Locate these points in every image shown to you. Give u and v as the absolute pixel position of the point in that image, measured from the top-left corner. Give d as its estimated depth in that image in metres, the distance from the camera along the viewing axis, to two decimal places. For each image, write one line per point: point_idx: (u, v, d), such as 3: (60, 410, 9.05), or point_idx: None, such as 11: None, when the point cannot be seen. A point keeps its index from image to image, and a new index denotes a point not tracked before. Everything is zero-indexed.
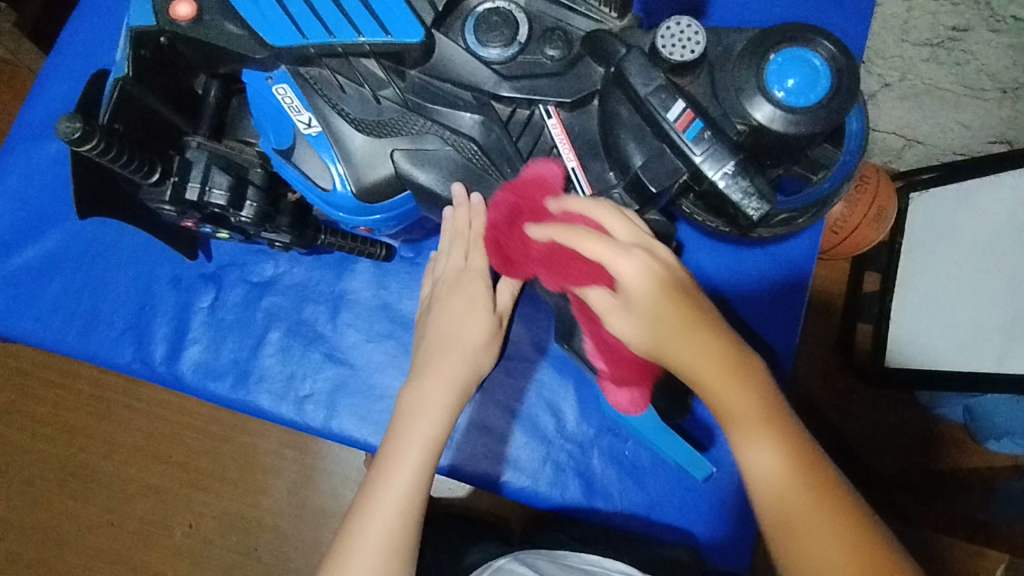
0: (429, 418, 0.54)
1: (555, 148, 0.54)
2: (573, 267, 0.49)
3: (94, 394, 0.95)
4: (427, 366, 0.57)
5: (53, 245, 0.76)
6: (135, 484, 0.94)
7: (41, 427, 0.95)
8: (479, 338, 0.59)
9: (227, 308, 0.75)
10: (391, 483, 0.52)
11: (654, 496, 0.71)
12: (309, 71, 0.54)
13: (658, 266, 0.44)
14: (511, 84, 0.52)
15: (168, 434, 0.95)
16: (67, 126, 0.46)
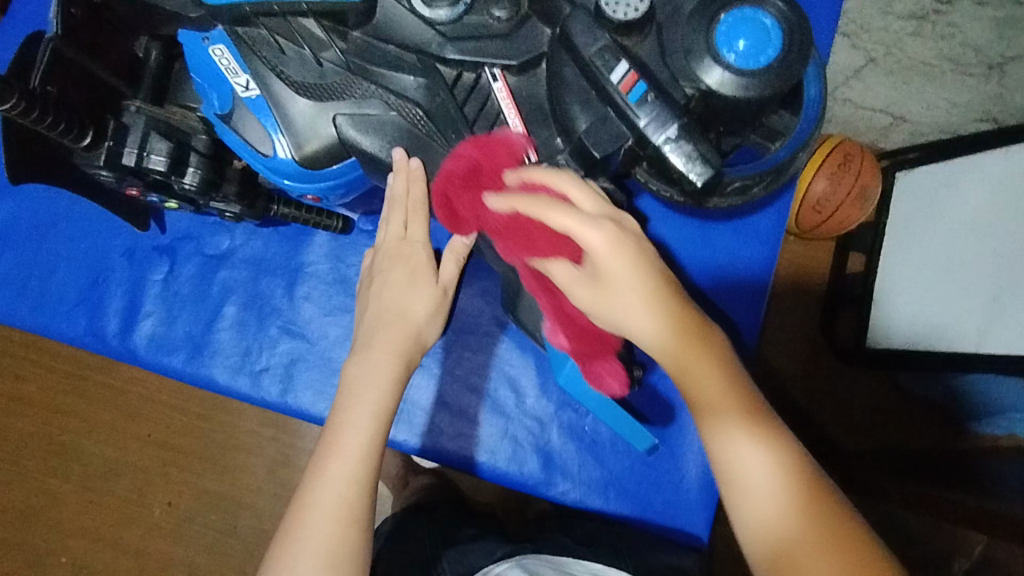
0: (377, 392, 0.53)
1: (501, 113, 0.52)
2: (529, 234, 0.48)
3: (63, 371, 0.94)
4: (373, 338, 0.56)
5: (4, 217, 0.74)
6: (111, 461, 0.94)
7: (15, 405, 0.94)
8: (423, 310, 0.59)
9: (180, 280, 0.74)
10: (338, 455, 0.51)
11: (613, 470, 0.71)
12: (247, 31, 0.52)
13: (627, 240, 0.46)
14: (455, 46, 0.50)
15: (144, 412, 0.94)
16: None
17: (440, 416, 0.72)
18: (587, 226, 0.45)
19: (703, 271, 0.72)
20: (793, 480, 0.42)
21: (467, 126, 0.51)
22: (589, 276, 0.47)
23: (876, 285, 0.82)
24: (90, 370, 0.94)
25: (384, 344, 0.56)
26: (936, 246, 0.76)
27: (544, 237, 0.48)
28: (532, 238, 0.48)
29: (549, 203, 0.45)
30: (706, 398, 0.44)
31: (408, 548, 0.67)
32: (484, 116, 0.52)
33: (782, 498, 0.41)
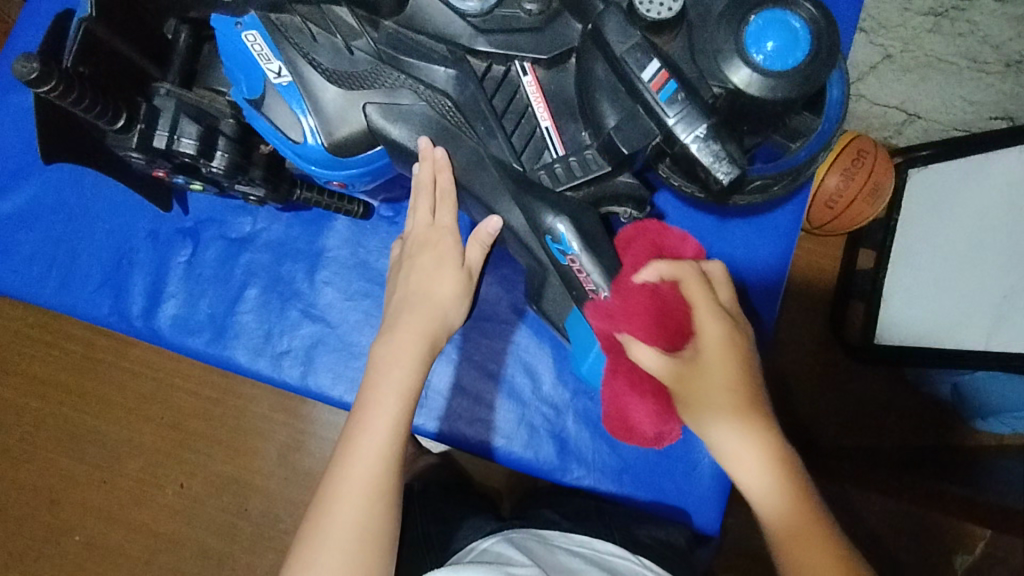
0: (403, 367, 0.54)
1: (529, 107, 0.53)
2: (640, 307, 0.49)
3: (79, 353, 0.96)
4: (397, 322, 0.57)
5: (26, 196, 0.74)
6: (127, 442, 0.96)
7: (33, 385, 0.96)
8: (451, 294, 0.58)
9: (205, 261, 0.74)
10: (365, 436, 0.52)
11: (624, 456, 0.72)
12: (280, 18, 0.53)
13: (734, 343, 0.49)
14: (487, 38, 0.50)
15: (159, 394, 0.96)
16: (24, 65, 0.45)
17: (454, 396, 0.73)
18: (718, 316, 0.49)
19: (721, 265, 0.73)
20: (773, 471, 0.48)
21: (495, 117, 0.52)
22: (694, 355, 0.48)
23: (886, 282, 0.83)
24: (106, 352, 0.96)
25: (405, 325, 0.57)
26: (945, 243, 0.77)
27: (662, 322, 0.49)
28: (637, 312, 0.49)
29: (706, 292, 0.49)
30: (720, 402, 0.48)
31: (422, 528, 0.68)
32: (513, 109, 0.53)
33: (782, 498, 0.47)
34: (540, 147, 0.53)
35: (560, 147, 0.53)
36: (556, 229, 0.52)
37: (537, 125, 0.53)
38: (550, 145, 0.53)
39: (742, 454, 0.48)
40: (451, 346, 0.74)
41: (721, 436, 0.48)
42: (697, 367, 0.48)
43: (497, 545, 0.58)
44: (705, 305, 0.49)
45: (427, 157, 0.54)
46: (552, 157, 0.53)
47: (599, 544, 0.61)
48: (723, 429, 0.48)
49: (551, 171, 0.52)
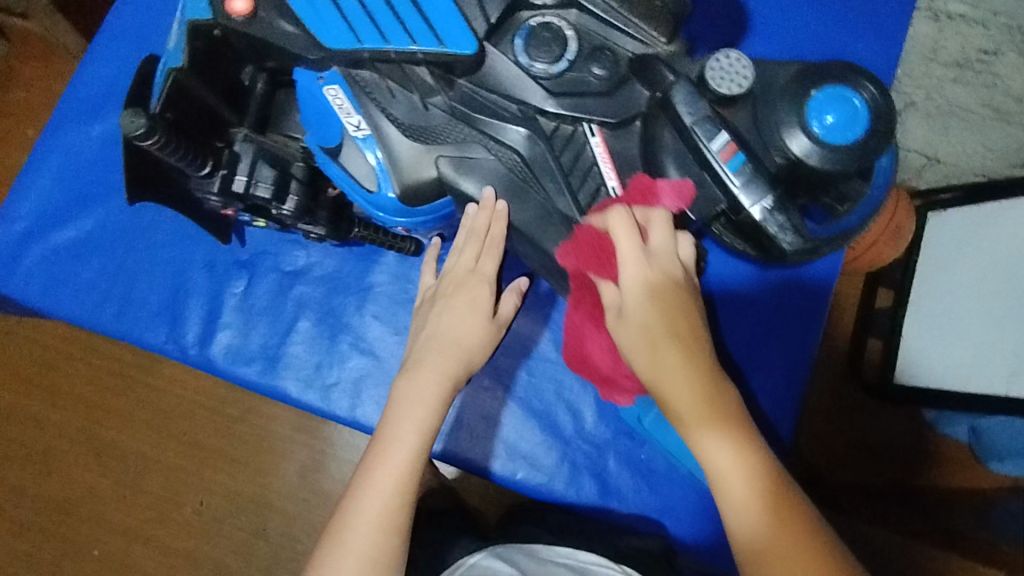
0: (423, 408, 0.57)
1: (596, 164, 0.55)
2: (587, 253, 0.54)
3: (106, 368, 0.98)
4: (424, 356, 0.60)
5: (88, 223, 0.76)
6: (151, 462, 0.97)
7: (61, 399, 0.98)
8: (478, 341, 0.61)
9: (262, 291, 0.76)
10: (387, 465, 0.55)
11: (639, 499, 0.74)
12: (360, 74, 0.56)
13: (660, 278, 0.51)
14: (559, 100, 0.54)
15: (184, 412, 0.97)
16: (132, 123, 0.49)
17: (476, 425, 0.75)
18: (637, 257, 0.51)
19: (763, 311, 0.76)
20: (760, 481, 0.46)
21: (563, 173, 0.55)
22: (620, 309, 0.52)
23: (905, 321, 0.86)
24: (133, 370, 0.98)
25: (432, 365, 0.59)
26: (971, 289, 0.79)
27: (598, 256, 0.54)
28: (596, 257, 0.54)
29: (631, 234, 0.51)
30: (674, 386, 0.48)
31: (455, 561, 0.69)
32: (578, 166, 0.56)
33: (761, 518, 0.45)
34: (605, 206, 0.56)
35: None
36: None
37: (602, 184, 0.56)
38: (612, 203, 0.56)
39: (731, 481, 0.46)
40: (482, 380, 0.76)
41: (709, 447, 0.47)
42: (622, 312, 0.51)
43: (484, 561, 0.64)
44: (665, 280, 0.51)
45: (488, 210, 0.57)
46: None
47: (583, 556, 0.66)
48: (708, 445, 0.47)
49: None
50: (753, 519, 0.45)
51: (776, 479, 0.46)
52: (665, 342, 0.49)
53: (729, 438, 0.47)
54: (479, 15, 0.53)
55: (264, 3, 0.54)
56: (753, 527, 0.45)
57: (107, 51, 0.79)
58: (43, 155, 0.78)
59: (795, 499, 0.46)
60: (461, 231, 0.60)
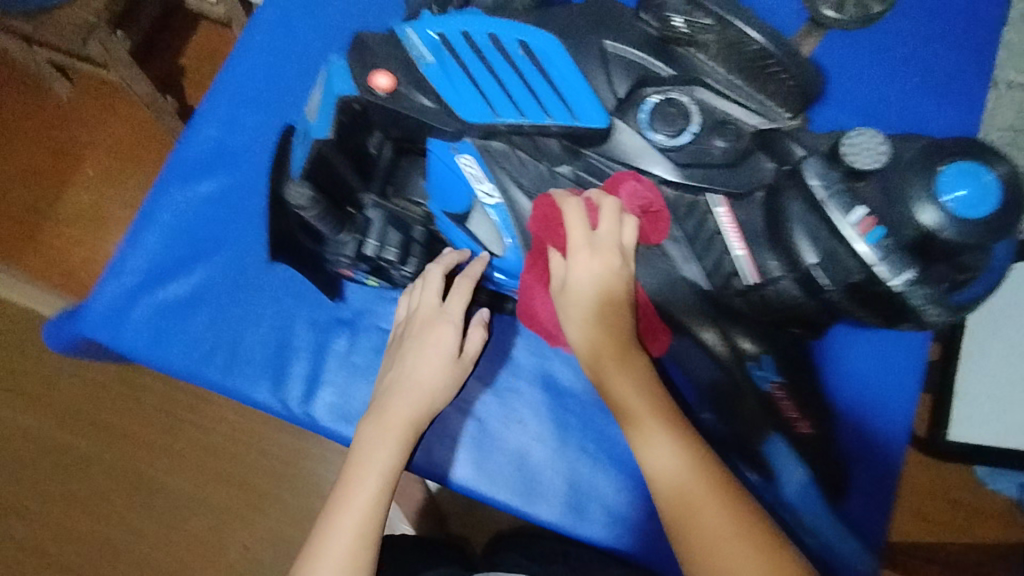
0: (386, 448, 0.61)
1: (721, 233, 0.57)
2: (550, 229, 0.59)
3: (154, 407, 1.08)
4: (389, 400, 0.64)
5: (198, 279, 0.78)
6: (221, 491, 1.05)
7: (113, 439, 1.08)
8: (440, 381, 0.65)
9: (364, 348, 0.77)
10: (359, 494, 0.58)
11: (651, 551, 0.70)
12: (491, 144, 0.59)
13: (597, 259, 0.57)
14: (683, 171, 0.57)
15: (230, 454, 1.06)
16: (299, 192, 0.59)
17: (554, 480, 0.72)
18: (586, 244, 0.57)
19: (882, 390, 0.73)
20: (698, 468, 0.53)
21: (686, 241, 0.58)
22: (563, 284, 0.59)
23: (959, 378, 0.88)
24: (185, 410, 1.08)
25: (397, 408, 0.63)
26: None
27: (545, 232, 0.59)
28: (557, 234, 0.59)
29: (581, 220, 0.57)
30: (613, 375, 0.58)
31: None
32: (702, 234, 0.58)
33: (696, 498, 0.52)
34: (733, 274, 0.57)
35: (752, 274, 0.56)
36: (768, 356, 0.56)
37: (729, 252, 0.57)
38: (741, 271, 0.56)
39: (665, 461, 0.54)
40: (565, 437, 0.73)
41: (653, 450, 0.55)
42: (563, 288, 0.59)
43: None
44: (605, 265, 0.57)
45: (475, 265, 0.65)
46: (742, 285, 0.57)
47: None
48: (646, 437, 0.55)
49: (747, 299, 0.56)
50: (699, 513, 0.51)
51: (716, 484, 0.52)
52: (604, 330, 0.58)
53: (658, 436, 0.55)
54: (609, 93, 0.57)
55: (404, 81, 0.58)
56: (691, 511, 0.52)
57: (215, 111, 0.82)
58: (152, 212, 0.80)
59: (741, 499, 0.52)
60: (418, 276, 0.68)
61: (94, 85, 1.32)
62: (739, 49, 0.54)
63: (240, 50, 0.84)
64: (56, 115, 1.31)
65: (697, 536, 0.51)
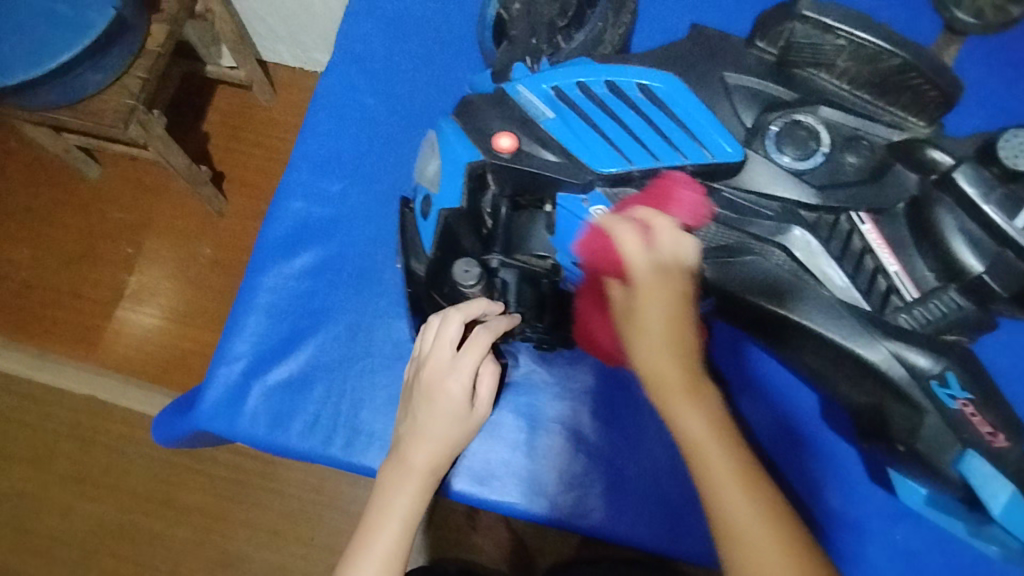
0: (407, 499, 0.61)
1: (870, 251, 0.56)
2: (597, 249, 0.55)
3: (226, 478, 1.18)
4: (406, 449, 0.62)
5: (307, 355, 0.76)
6: (327, 534, 1.13)
7: (195, 514, 1.17)
8: (452, 436, 0.62)
9: (496, 409, 0.75)
10: (378, 545, 0.60)
11: (658, 537, 0.71)
12: (621, 190, 0.58)
13: (669, 283, 0.50)
14: (823, 192, 0.56)
15: (307, 516, 1.15)
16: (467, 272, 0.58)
17: (699, 536, 0.70)
18: (645, 256, 0.51)
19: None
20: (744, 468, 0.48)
21: (835, 263, 0.56)
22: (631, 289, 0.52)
23: None
24: (250, 478, 1.18)
25: (423, 458, 0.61)
26: None
27: (602, 254, 0.55)
28: (606, 252, 0.54)
29: (634, 236, 0.52)
30: (678, 378, 0.49)
31: None
32: (848, 254, 0.57)
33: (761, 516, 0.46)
34: (890, 291, 0.56)
35: (912, 289, 0.55)
36: (944, 374, 0.52)
37: (882, 269, 0.56)
38: (900, 287, 0.55)
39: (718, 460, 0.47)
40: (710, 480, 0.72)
41: (684, 415, 0.49)
42: (628, 308, 0.51)
43: None
44: (670, 295, 0.50)
45: (500, 321, 0.60)
46: (904, 301, 0.55)
47: None
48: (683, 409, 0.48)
49: (911, 316, 0.54)
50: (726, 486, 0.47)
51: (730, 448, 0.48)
52: (668, 338, 0.50)
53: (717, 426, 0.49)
54: (737, 123, 0.57)
55: (527, 140, 0.58)
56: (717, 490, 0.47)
57: (298, 184, 0.82)
58: (250, 294, 0.79)
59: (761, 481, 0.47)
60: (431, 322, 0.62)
61: (123, 166, 1.34)
62: (872, 63, 0.54)
63: (313, 120, 0.83)
64: (93, 200, 1.33)
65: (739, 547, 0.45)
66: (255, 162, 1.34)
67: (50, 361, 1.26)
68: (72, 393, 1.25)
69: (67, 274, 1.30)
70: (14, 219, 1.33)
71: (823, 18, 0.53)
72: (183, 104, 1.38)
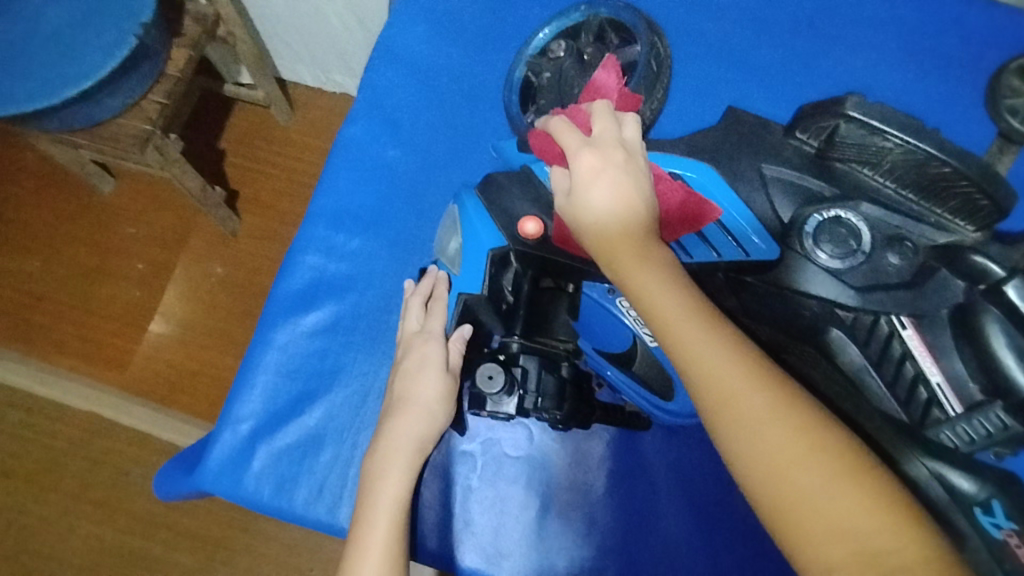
0: (392, 477, 0.55)
1: (911, 359, 0.53)
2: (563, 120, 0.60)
3: (228, 504, 1.16)
4: (386, 425, 0.58)
5: (317, 418, 0.75)
6: (324, 568, 1.11)
7: (192, 540, 1.15)
8: (435, 397, 0.58)
9: (507, 483, 0.73)
10: (375, 530, 0.53)
11: None
12: None
13: (610, 142, 0.53)
14: (863, 295, 0.53)
15: (307, 549, 1.12)
16: (487, 379, 0.56)
17: None
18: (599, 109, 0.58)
19: None
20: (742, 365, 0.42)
21: (869, 368, 0.54)
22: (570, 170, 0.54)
23: None
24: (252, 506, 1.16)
25: (405, 432, 0.57)
26: None
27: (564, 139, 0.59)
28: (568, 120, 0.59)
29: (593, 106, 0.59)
30: (654, 288, 0.46)
31: None
32: (886, 360, 0.54)
33: (780, 428, 0.40)
34: (932, 404, 0.52)
35: (956, 404, 0.52)
36: (990, 502, 0.48)
37: (925, 379, 0.52)
38: (942, 401, 0.52)
39: (715, 366, 0.42)
40: (730, 563, 0.69)
41: (679, 333, 0.44)
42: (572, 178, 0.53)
43: None
44: (607, 154, 0.52)
45: (456, 343, 0.61)
46: (947, 415, 0.52)
47: None
48: (674, 328, 0.44)
49: (957, 435, 0.50)
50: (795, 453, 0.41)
51: (695, 311, 0.45)
52: (625, 235, 0.49)
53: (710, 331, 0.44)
54: (774, 216, 0.57)
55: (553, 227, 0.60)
56: (724, 407, 0.41)
57: (314, 237, 0.80)
58: (260, 350, 0.77)
59: (734, 338, 0.44)
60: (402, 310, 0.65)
61: (139, 182, 1.33)
62: (920, 168, 0.51)
63: (331, 167, 0.82)
64: (106, 214, 1.32)
65: (759, 473, 0.40)
66: (271, 184, 1.33)
67: (54, 375, 1.25)
68: (75, 408, 1.24)
69: (75, 287, 1.28)
70: (25, 228, 1.32)
71: (869, 121, 0.50)
72: (200, 119, 1.36)
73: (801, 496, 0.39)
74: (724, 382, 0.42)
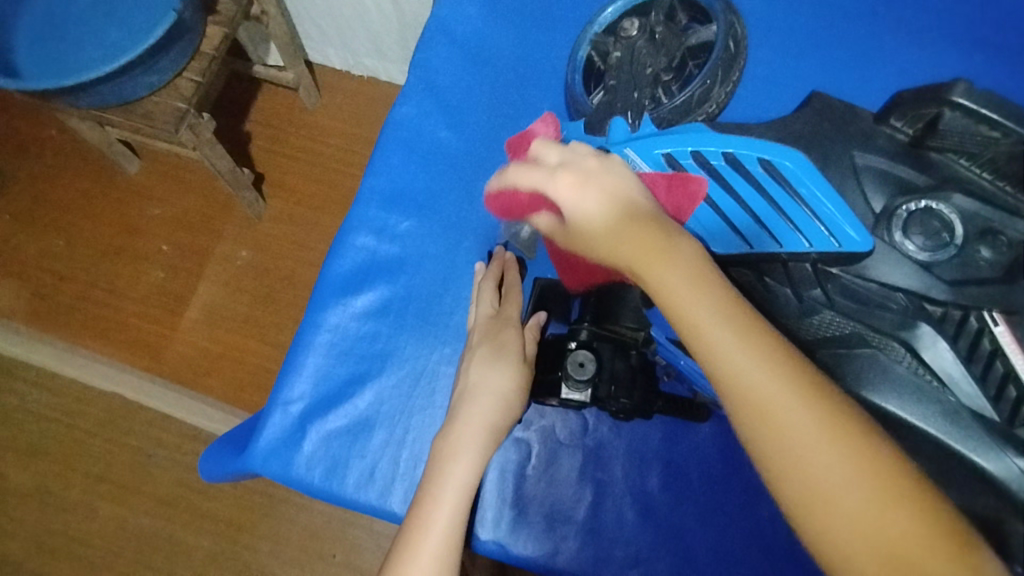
0: (462, 463, 0.56)
1: (1003, 353, 0.50)
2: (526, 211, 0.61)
3: (251, 488, 1.15)
4: (458, 411, 0.59)
5: (368, 402, 0.73)
6: (349, 553, 1.10)
7: (215, 522, 1.14)
8: (509, 384, 0.59)
9: (562, 473, 0.72)
10: (442, 511, 0.54)
11: None
12: (738, 273, 0.59)
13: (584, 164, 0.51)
14: (954, 288, 0.51)
15: (330, 534, 1.11)
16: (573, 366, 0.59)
17: None
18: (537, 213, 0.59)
19: None
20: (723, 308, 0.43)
21: (959, 363, 0.50)
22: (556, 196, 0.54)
23: None
24: (275, 489, 1.15)
25: (475, 418, 0.58)
26: None
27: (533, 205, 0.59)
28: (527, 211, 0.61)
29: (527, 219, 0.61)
30: (641, 249, 0.46)
31: None
32: (975, 356, 0.51)
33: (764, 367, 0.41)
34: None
35: None
36: None
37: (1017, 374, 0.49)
38: None
39: (701, 313, 0.43)
40: (788, 561, 0.67)
41: (665, 281, 0.44)
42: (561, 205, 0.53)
43: None
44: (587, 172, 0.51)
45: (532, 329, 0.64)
46: None
47: None
48: (660, 276, 0.45)
49: None
50: (796, 478, 0.39)
51: (677, 260, 0.45)
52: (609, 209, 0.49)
53: (687, 275, 0.44)
54: (864, 207, 0.55)
55: None
56: (709, 350, 0.42)
57: (365, 218, 0.78)
58: (310, 332, 0.76)
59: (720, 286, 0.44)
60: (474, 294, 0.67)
61: (166, 162, 1.32)
62: None
63: (384, 148, 0.80)
64: (130, 194, 1.31)
65: (747, 412, 0.41)
66: (299, 166, 1.31)
67: (75, 354, 1.23)
68: (98, 388, 1.23)
69: (99, 266, 1.27)
70: (49, 205, 1.31)
71: (976, 108, 0.49)
72: (227, 101, 1.35)
73: (786, 435, 0.39)
74: (709, 326, 0.42)
